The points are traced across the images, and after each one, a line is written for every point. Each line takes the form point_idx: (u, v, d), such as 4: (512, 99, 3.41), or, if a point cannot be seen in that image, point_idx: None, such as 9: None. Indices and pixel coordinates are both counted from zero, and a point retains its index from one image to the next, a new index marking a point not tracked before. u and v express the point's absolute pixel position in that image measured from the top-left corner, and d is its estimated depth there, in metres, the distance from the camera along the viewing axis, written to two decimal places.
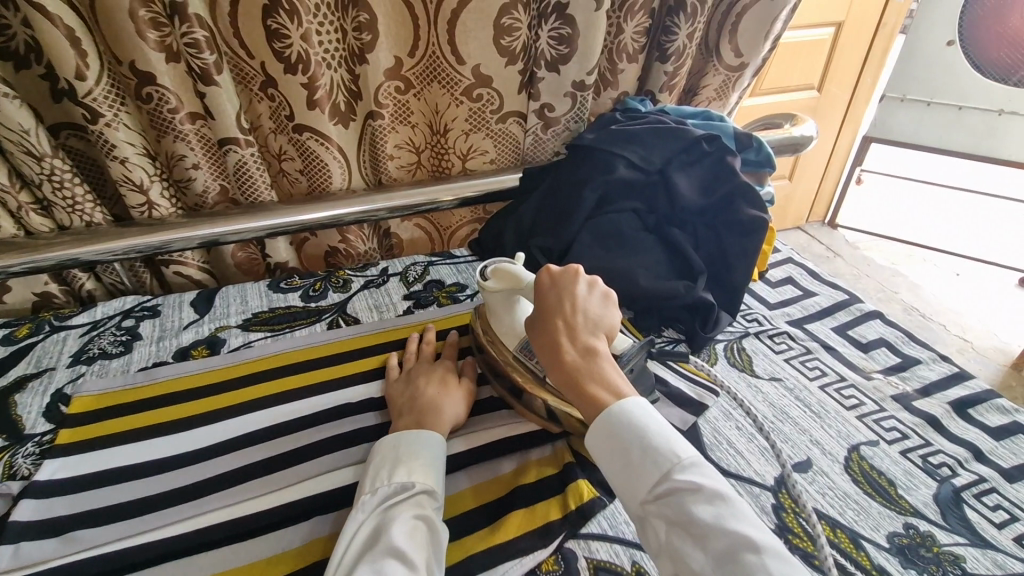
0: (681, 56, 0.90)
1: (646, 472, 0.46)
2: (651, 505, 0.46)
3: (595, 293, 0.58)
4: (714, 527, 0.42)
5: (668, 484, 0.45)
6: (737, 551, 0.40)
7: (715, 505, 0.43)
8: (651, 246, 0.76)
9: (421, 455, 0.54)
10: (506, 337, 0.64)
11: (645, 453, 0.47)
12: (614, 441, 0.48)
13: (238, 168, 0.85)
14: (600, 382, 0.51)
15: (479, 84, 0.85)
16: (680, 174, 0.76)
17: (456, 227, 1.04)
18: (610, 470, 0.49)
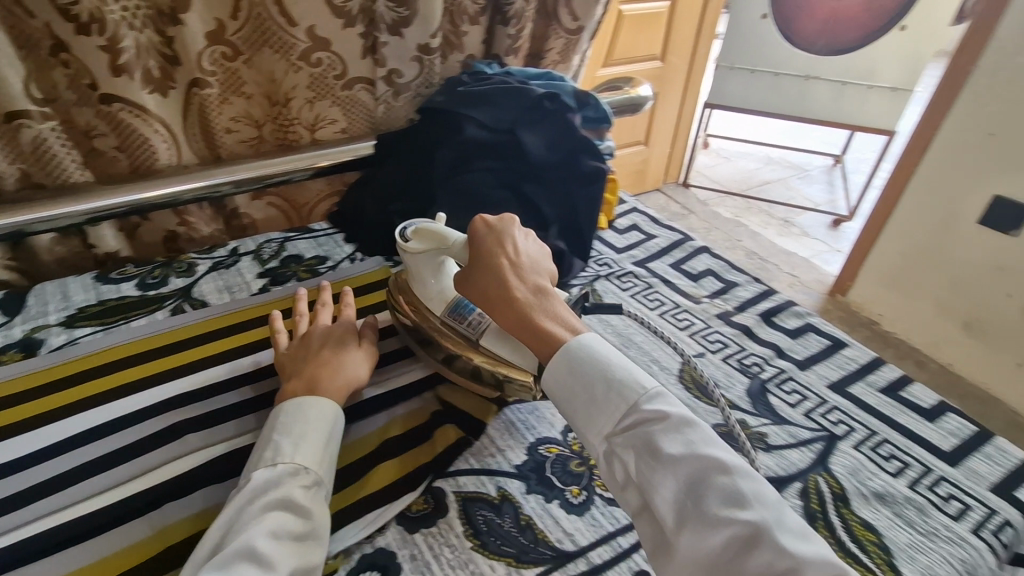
0: (520, 19, 0.93)
1: (612, 407, 0.47)
2: (619, 437, 0.46)
3: (531, 240, 0.58)
4: (686, 455, 0.43)
5: (634, 414, 0.46)
6: (717, 474, 0.42)
7: (682, 435, 0.44)
8: (506, 203, 0.80)
9: (308, 432, 0.49)
10: (432, 302, 0.61)
11: (608, 386, 0.48)
12: (575, 380, 0.48)
13: (35, 145, 0.73)
14: (553, 318, 0.52)
15: (317, 48, 0.82)
16: (526, 131, 0.80)
17: (313, 199, 1.00)
18: (566, 414, 0.48)
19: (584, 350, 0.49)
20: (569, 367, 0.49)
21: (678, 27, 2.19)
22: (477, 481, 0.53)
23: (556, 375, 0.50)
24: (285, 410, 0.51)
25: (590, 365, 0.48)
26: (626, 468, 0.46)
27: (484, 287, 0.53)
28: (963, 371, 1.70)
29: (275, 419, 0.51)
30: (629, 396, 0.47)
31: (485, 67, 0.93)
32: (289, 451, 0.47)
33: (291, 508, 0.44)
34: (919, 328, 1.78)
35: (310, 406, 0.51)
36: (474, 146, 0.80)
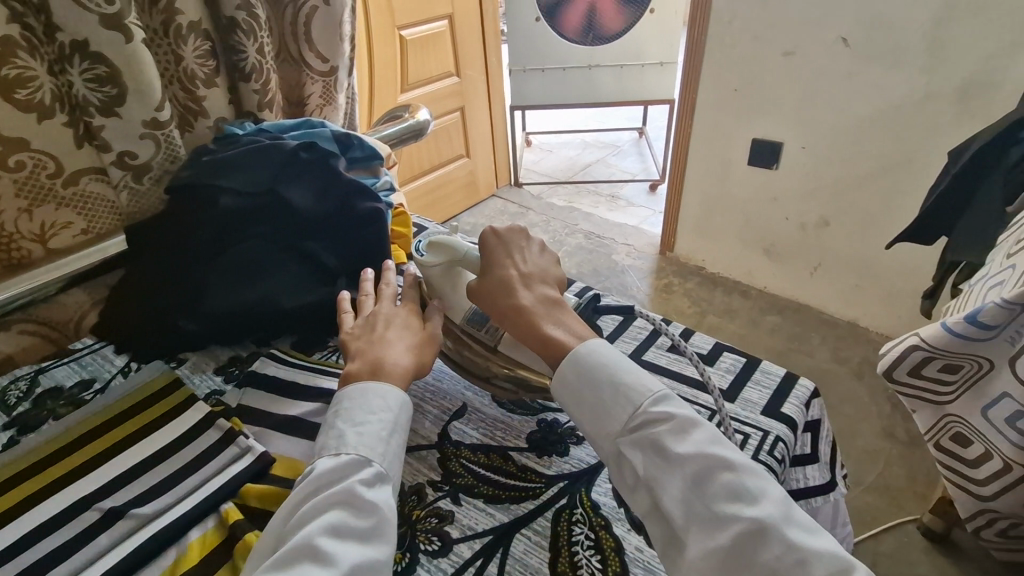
0: (260, 72, 0.88)
1: (619, 413, 0.50)
2: (626, 440, 0.49)
3: (535, 248, 0.64)
4: (691, 455, 0.46)
5: (642, 415, 0.49)
6: (721, 470, 0.46)
7: (690, 431, 0.48)
8: (283, 266, 0.75)
9: (375, 414, 0.52)
10: (451, 312, 0.65)
11: (616, 390, 0.51)
12: (586, 381, 0.52)
13: None
14: (555, 323, 0.56)
15: (14, 149, 0.71)
16: (289, 187, 0.76)
17: (75, 314, 0.84)
18: (583, 418, 0.52)
19: (601, 355, 0.53)
20: (579, 372, 0.52)
21: (463, 42, 2.27)
22: None
23: (564, 381, 0.53)
24: (345, 410, 0.52)
25: (601, 373, 0.52)
26: (634, 470, 0.49)
27: (496, 299, 0.59)
28: (775, 291, 1.96)
29: (348, 412, 0.52)
30: (636, 400, 0.50)
31: (236, 127, 0.87)
32: (355, 441, 0.50)
33: (349, 501, 0.46)
34: (734, 264, 2.02)
35: (368, 395, 0.53)
36: (236, 215, 0.75)
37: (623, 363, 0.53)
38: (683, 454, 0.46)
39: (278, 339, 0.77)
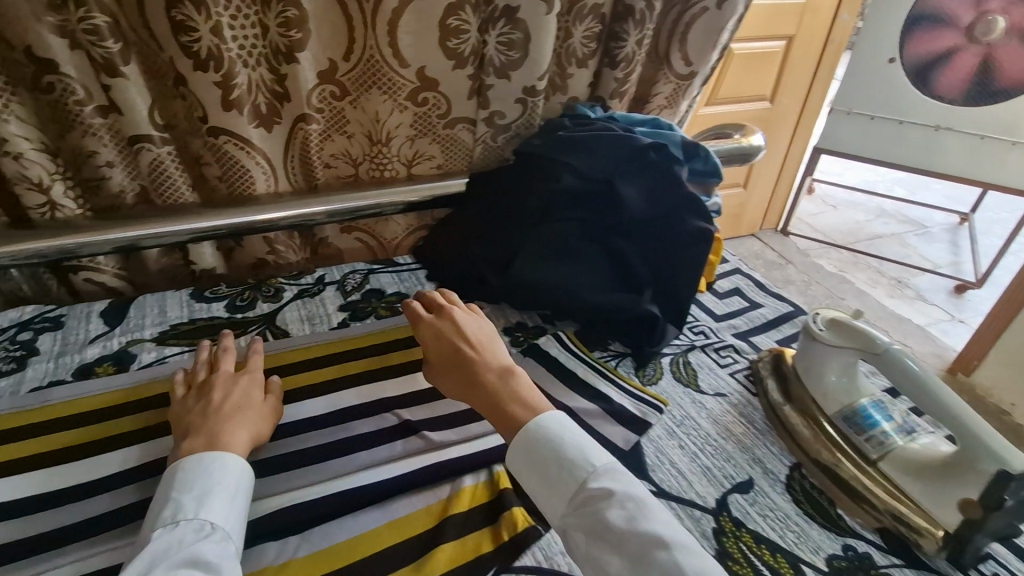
0: (630, 63, 0.89)
1: (564, 485, 0.48)
2: (571, 515, 0.47)
3: (471, 323, 0.62)
4: (626, 531, 0.43)
5: (584, 493, 0.47)
6: (644, 553, 0.42)
7: (626, 507, 0.44)
8: (595, 258, 0.74)
9: (226, 490, 0.46)
10: (826, 401, 0.60)
11: (563, 465, 0.48)
12: (533, 458, 0.49)
13: (153, 168, 0.77)
14: (519, 401, 0.53)
15: (425, 88, 0.82)
16: (624, 184, 0.74)
17: (400, 235, 0.99)
18: (530, 489, 0.50)
19: (546, 428, 0.50)
20: (525, 441, 0.50)
21: (792, 68, 2.06)
22: None
23: (515, 450, 0.51)
24: (183, 473, 0.47)
25: (543, 444, 0.49)
26: (577, 544, 0.45)
27: (462, 380, 0.57)
28: None
29: (179, 476, 0.46)
30: (578, 476, 0.47)
31: (587, 110, 0.89)
32: (193, 509, 0.44)
33: (204, 564, 0.41)
34: None
35: (226, 463, 0.48)
36: (568, 196, 0.75)
37: (573, 433, 0.50)
38: (615, 530, 0.43)
39: (563, 322, 0.77)
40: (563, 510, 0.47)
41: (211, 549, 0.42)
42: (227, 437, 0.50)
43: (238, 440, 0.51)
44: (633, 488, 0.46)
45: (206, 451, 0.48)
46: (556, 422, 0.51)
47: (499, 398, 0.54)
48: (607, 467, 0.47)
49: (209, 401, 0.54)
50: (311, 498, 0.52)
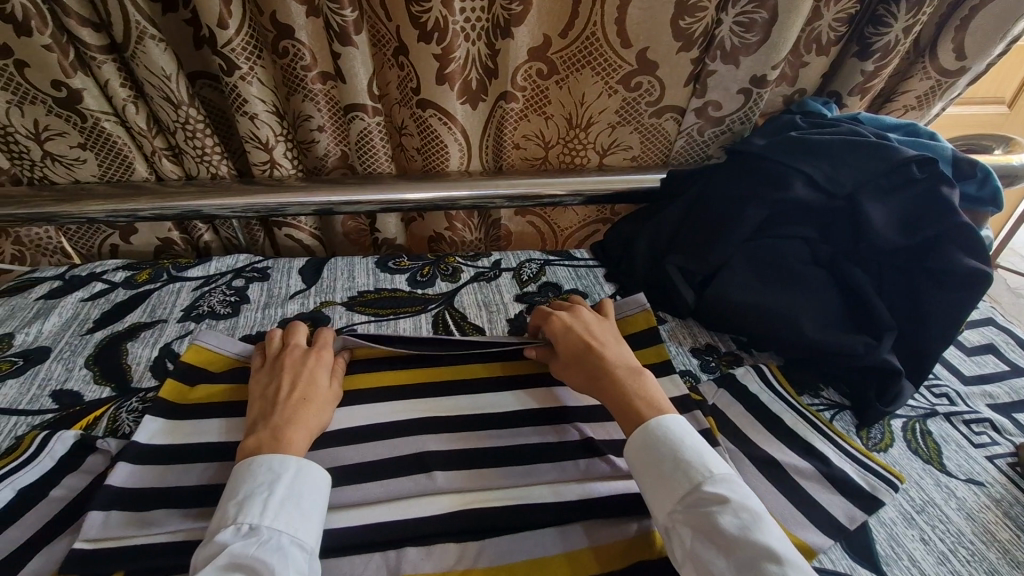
0: (888, 53, 0.75)
1: (677, 482, 0.45)
2: (680, 514, 0.43)
3: (600, 324, 0.61)
4: (741, 538, 0.40)
5: (696, 495, 0.43)
6: (755, 564, 0.39)
7: (742, 515, 0.41)
8: (823, 286, 0.64)
9: (294, 495, 0.44)
10: None
11: (676, 463, 0.46)
12: (648, 450, 0.47)
13: (361, 136, 0.80)
14: (644, 397, 0.51)
15: (642, 71, 0.75)
16: (874, 203, 0.62)
17: (573, 225, 0.95)
18: (640, 482, 0.47)
19: (670, 428, 0.48)
20: (642, 433, 0.48)
21: None
22: None
23: (630, 443, 0.48)
24: (238, 470, 0.45)
25: (662, 439, 0.47)
26: (683, 544, 0.42)
27: (581, 371, 0.56)
28: None
29: (241, 479, 0.45)
30: (694, 477, 0.44)
31: (821, 107, 0.78)
32: (237, 513, 0.42)
33: (261, 571, 0.39)
34: None
35: (296, 465, 0.46)
36: (798, 208, 0.65)
37: (693, 436, 0.48)
38: (727, 535, 0.40)
39: (764, 352, 0.67)
40: (671, 507, 0.44)
41: (270, 553, 0.40)
42: (291, 428, 0.49)
43: (304, 436, 0.50)
44: (750, 500, 0.43)
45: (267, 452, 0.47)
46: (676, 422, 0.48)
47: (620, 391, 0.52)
48: (726, 475, 0.44)
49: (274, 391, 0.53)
50: (495, 506, 0.49)
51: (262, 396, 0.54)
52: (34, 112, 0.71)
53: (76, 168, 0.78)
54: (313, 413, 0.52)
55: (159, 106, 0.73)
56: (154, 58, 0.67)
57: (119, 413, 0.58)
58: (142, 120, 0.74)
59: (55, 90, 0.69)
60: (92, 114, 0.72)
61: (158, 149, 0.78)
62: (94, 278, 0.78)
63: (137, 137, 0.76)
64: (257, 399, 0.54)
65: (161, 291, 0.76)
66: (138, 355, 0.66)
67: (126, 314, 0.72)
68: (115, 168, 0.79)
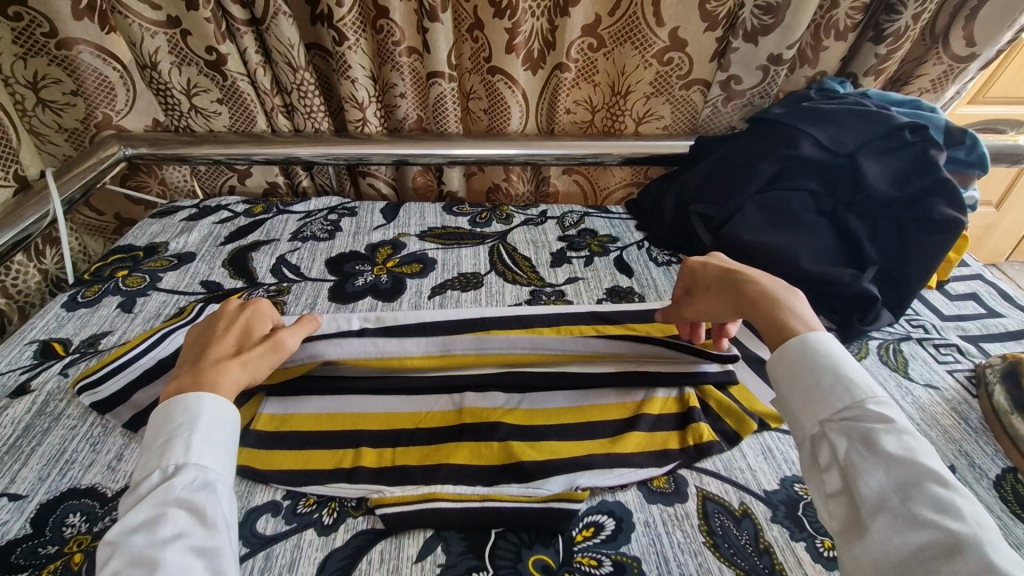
0: (899, 38, 0.85)
1: (834, 399, 0.47)
2: (835, 424, 0.46)
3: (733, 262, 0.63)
4: (899, 455, 0.42)
5: (856, 412, 0.46)
6: (915, 481, 0.41)
7: (903, 438, 0.43)
8: (820, 229, 0.75)
9: (213, 436, 0.47)
10: None
11: (836, 381, 0.48)
12: (804, 368, 0.50)
13: (437, 100, 0.96)
14: (795, 314, 0.54)
15: (673, 48, 0.88)
16: (871, 161, 0.73)
17: (612, 187, 1.09)
18: (789, 393, 0.50)
19: (830, 349, 0.50)
20: (803, 349, 0.50)
21: None
22: (722, 487, 0.54)
23: (785, 360, 0.51)
24: (160, 418, 0.48)
25: (823, 362, 0.49)
26: (835, 451, 0.46)
27: (734, 299, 0.58)
28: None
29: (166, 424, 0.47)
30: (854, 394, 0.47)
31: (837, 84, 0.88)
32: (158, 460, 0.45)
33: (194, 506, 0.43)
34: None
35: (215, 409, 0.49)
36: (804, 164, 0.77)
37: (846, 359, 0.49)
38: (889, 451, 0.43)
39: None
40: (825, 418, 0.47)
41: (201, 491, 0.44)
42: (221, 371, 0.52)
43: (232, 379, 0.52)
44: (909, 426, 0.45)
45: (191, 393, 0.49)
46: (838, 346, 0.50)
47: (770, 310, 0.55)
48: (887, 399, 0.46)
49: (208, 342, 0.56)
50: (533, 370, 0.63)
51: (196, 352, 0.56)
52: (188, 72, 0.91)
53: (212, 119, 0.98)
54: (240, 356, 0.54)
55: (281, 68, 0.91)
56: (285, 30, 0.86)
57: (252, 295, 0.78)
58: (268, 81, 0.93)
59: (207, 54, 0.88)
60: (231, 75, 0.91)
61: (276, 106, 0.97)
62: (221, 208, 0.98)
63: (261, 96, 0.95)
64: (187, 353, 0.56)
65: (273, 219, 0.95)
66: (261, 261, 0.84)
67: (249, 233, 0.91)
68: (242, 121, 0.98)
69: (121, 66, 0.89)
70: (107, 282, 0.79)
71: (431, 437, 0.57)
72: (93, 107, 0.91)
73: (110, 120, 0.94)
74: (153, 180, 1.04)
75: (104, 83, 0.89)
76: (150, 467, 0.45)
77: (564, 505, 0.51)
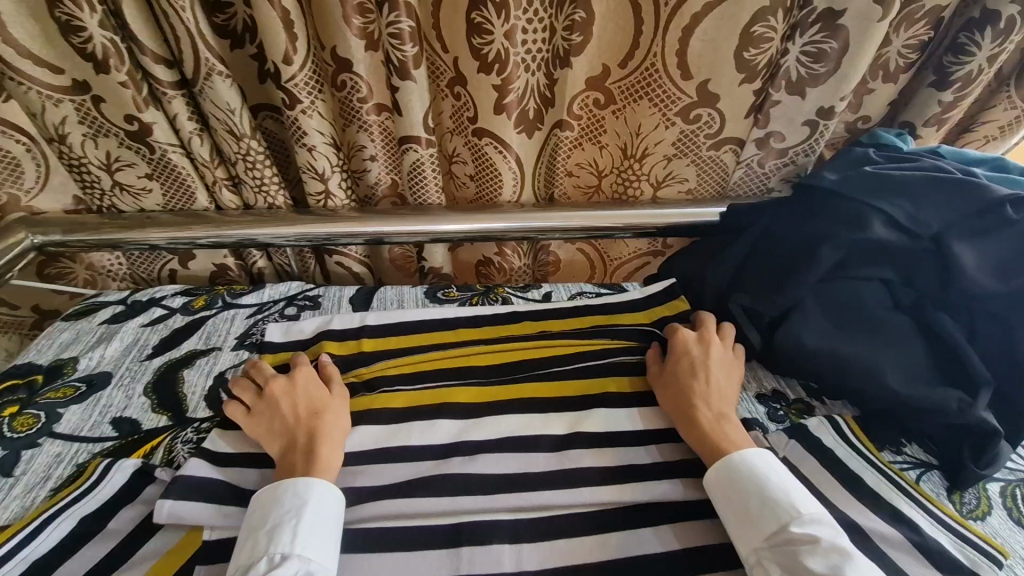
0: (969, 82, 0.70)
1: (762, 521, 0.47)
2: (767, 550, 0.46)
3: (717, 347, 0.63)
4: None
5: (784, 534, 0.46)
6: None
7: (831, 557, 0.43)
8: (906, 334, 0.59)
9: (322, 526, 0.48)
10: None
11: (764, 501, 0.48)
12: (733, 489, 0.50)
13: (413, 168, 0.80)
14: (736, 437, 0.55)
15: (701, 104, 0.73)
16: (963, 245, 0.58)
17: (624, 256, 0.93)
18: (722, 518, 0.50)
19: (755, 465, 0.51)
20: (728, 476, 0.51)
21: None
22: None
23: (715, 475, 0.52)
24: (263, 503, 0.49)
25: (747, 479, 0.50)
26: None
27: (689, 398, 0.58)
28: None
29: (271, 509, 0.48)
30: (781, 516, 0.47)
31: (895, 138, 0.73)
32: (264, 547, 0.46)
33: None
34: None
35: (325, 492, 0.50)
36: (877, 248, 0.61)
37: (779, 477, 0.50)
38: (816, 573, 0.42)
39: (840, 402, 0.63)
40: (757, 543, 0.47)
41: None
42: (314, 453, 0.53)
43: (331, 456, 0.54)
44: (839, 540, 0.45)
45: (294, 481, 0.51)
46: (762, 461, 0.52)
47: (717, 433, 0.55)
48: (814, 517, 0.46)
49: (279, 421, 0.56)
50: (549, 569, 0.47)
51: (269, 430, 0.56)
52: (107, 144, 0.74)
53: (142, 198, 0.81)
54: (329, 425, 0.56)
55: (222, 138, 0.75)
56: (221, 93, 0.69)
57: (174, 443, 0.59)
58: (207, 151, 0.76)
59: (128, 124, 0.71)
60: (161, 148, 0.74)
61: (220, 179, 0.80)
62: (153, 303, 0.80)
63: (200, 168, 0.78)
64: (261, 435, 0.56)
65: (216, 317, 0.77)
66: (194, 385, 0.66)
67: (181, 341, 0.73)
68: (179, 198, 0.81)
69: (26, 136, 0.73)
70: None
71: None
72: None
73: (18, 201, 0.79)
74: (82, 267, 0.86)
75: (8, 159, 0.74)
76: (255, 554, 0.45)
77: None
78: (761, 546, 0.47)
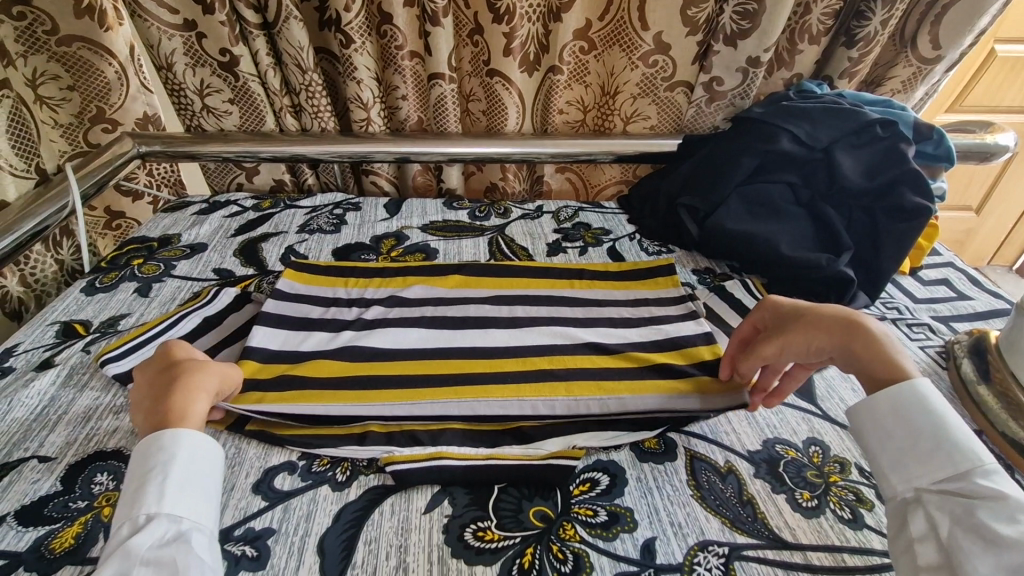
0: (869, 42, 0.91)
1: (939, 463, 0.44)
2: (932, 494, 0.44)
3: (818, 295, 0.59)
4: (1012, 538, 0.38)
5: (962, 482, 0.43)
6: None
7: (1019, 516, 0.39)
8: (798, 218, 0.81)
9: (197, 480, 0.46)
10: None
11: (937, 444, 0.45)
12: (906, 427, 0.47)
13: (437, 101, 1.01)
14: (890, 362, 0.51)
15: (656, 51, 0.94)
16: (846, 154, 0.79)
17: (603, 183, 1.15)
18: (886, 454, 0.47)
19: (932, 405, 0.47)
20: (904, 405, 0.47)
21: None
22: (708, 448, 0.57)
23: (879, 415, 0.49)
24: (134, 462, 0.46)
25: (922, 416, 0.46)
26: (932, 524, 0.42)
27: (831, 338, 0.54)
28: None
29: (140, 468, 0.45)
30: (962, 464, 0.43)
31: (815, 86, 0.94)
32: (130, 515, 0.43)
33: (171, 561, 0.41)
34: None
35: (192, 442, 0.48)
36: (784, 157, 0.82)
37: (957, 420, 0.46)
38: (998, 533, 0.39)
39: (753, 273, 0.84)
40: (922, 485, 0.44)
41: (177, 542, 0.42)
42: (186, 403, 0.50)
43: (198, 411, 0.51)
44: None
45: (164, 429, 0.48)
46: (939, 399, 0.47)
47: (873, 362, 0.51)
48: (1001, 470, 0.42)
49: (159, 377, 0.53)
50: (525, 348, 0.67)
51: (146, 390, 0.53)
52: (202, 73, 0.96)
53: (223, 119, 1.02)
54: (197, 383, 0.53)
55: (292, 70, 0.96)
56: (295, 33, 0.91)
57: (262, 282, 0.80)
58: (278, 82, 0.98)
59: (221, 55, 0.93)
60: (244, 76, 0.96)
61: (285, 106, 1.01)
62: (230, 203, 1.02)
63: (271, 96, 1.00)
64: (146, 391, 0.52)
65: (281, 213, 0.98)
66: (270, 252, 0.88)
67: (257, 227, 0.95)
68: (252, 120, 1.02)
69: (116, 61, 0.89)
70: (123, 270, 0.82)
71: (435, 407, 0.60)
72: (88, 102, 0.92)
73: (104, 113, 0.94)
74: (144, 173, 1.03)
75: (100, 79, 0.90)
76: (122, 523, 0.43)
77: (562, 461, 0.54)
78: (930, 494, 0.44)
